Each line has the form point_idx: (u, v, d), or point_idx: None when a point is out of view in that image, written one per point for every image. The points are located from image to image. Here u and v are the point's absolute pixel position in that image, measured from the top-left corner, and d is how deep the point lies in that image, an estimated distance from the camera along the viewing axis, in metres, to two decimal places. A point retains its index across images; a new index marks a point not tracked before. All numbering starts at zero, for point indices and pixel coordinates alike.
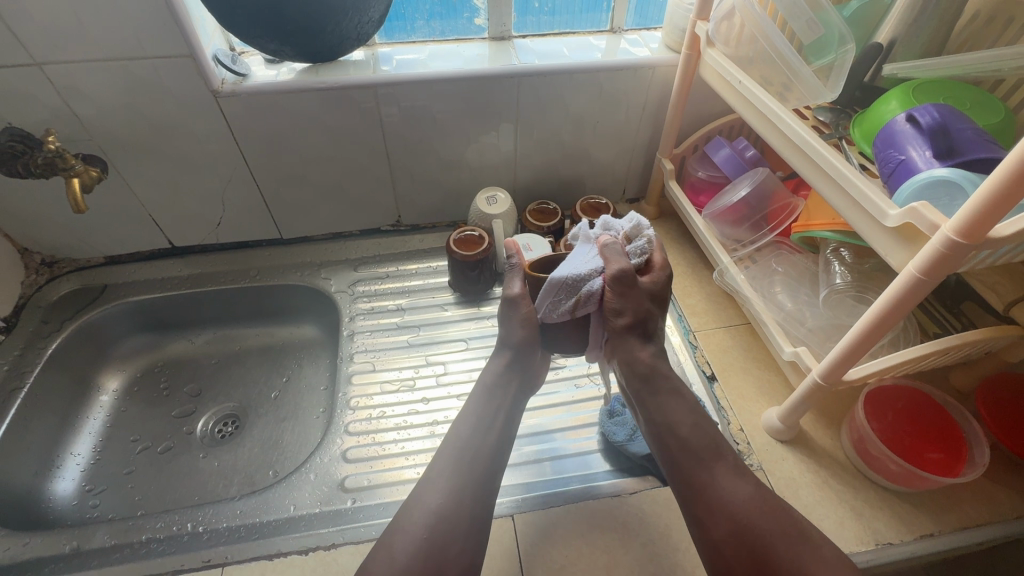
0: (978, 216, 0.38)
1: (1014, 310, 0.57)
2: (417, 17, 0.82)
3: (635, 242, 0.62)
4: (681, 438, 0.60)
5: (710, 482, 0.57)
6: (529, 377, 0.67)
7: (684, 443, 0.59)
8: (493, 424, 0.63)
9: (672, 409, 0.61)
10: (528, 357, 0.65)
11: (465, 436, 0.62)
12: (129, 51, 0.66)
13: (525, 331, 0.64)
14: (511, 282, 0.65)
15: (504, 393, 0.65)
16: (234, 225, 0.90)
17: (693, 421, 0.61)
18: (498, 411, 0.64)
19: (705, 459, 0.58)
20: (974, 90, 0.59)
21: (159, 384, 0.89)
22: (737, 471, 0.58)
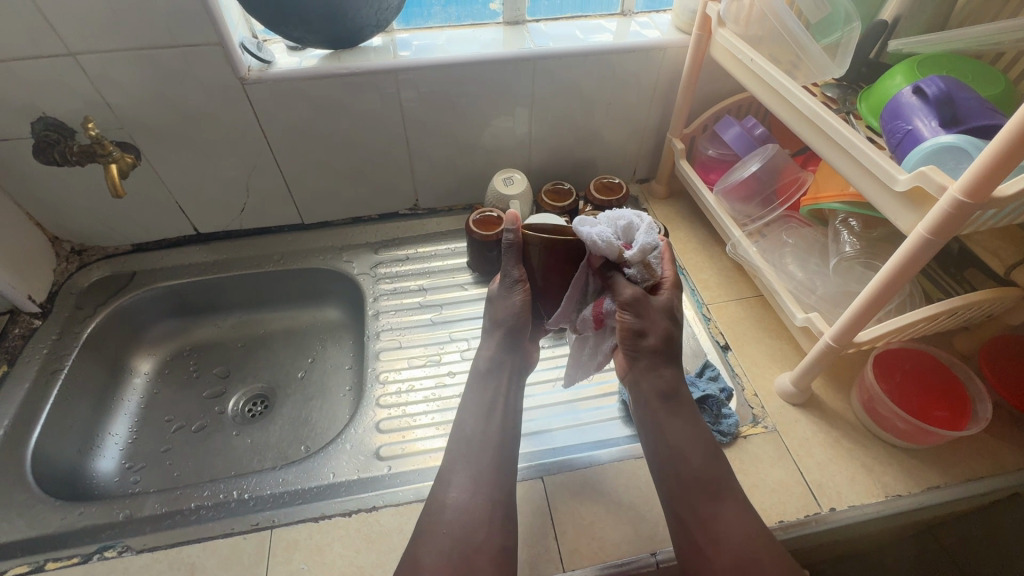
0: (980, 178, 0.41)
1: (1014, 273, 0.61)
2: (433, 2, 0.84)
3: (639, 264, 0.63)
4: (694, 468, 0.61)
5: (715, 513, 0.58)
6: (521, 357, 0.71)
7: (695, 473, 0.60)
8: (494, 405, 0.67)
9: (687, 437, 0.63)
10: (518, 339, 0.70)
11: (471, 421, 0.66)
12: (161, 39, 0.68)
13: (520, 308, 0.69)
14: (511, 266, 0.68)
15: (497, 376, 0.69)
16: (257, 210, 0.92)
17: (707, 453, 0.62)
18: (497, 394, 0.67)
19: (715, 492, 0.59)
20: (974, 64, 0.62)
21: (189, 368, 0.92)
22: (742, 509, 0.59)
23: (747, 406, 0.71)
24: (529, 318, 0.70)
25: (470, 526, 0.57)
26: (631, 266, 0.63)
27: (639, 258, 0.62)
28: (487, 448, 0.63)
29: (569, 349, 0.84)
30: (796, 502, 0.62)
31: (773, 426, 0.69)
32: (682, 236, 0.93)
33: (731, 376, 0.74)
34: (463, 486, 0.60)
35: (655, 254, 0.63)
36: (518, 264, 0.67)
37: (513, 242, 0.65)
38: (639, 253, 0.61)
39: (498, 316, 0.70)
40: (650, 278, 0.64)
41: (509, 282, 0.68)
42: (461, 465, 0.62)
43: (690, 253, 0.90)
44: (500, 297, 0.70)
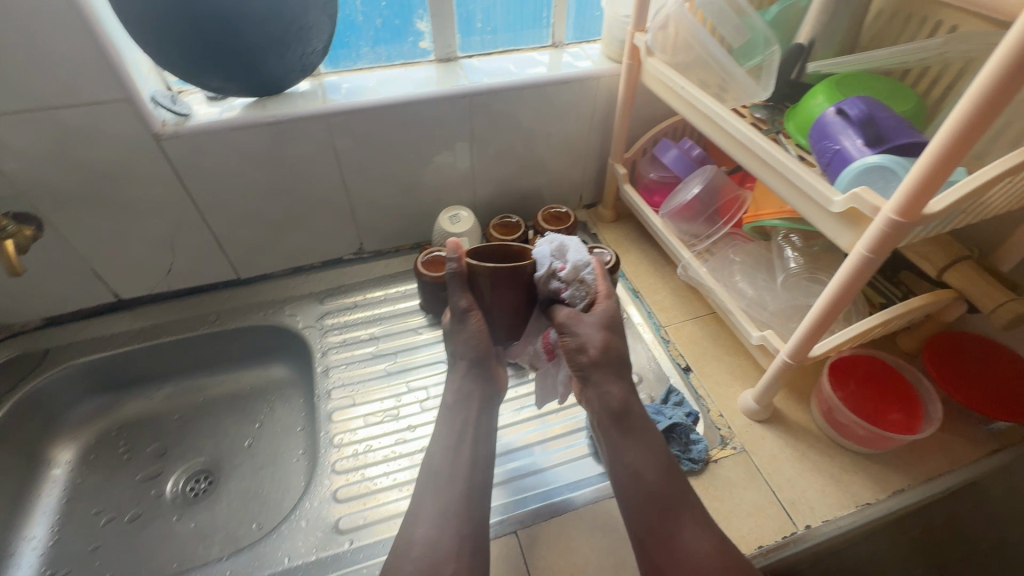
0: (915, 196, 0.42)
1: (947, 275, 0.64)
2: (361, 44, 0.81)
3: (574, 281, 0.62)
4: (651, 485, 0.58)
5: (674, 531, 0.55)
6: (491, 386, 0.67)
7: (653, 490, 0.58)
8: (463, 439, 0.63)
9: (641, 454, 0.59)
10: (485, 371, 0.67)
11: (439, 453, 0.62)
12: (58, 99, 0.62)
13: (479, 340, 0.65)
14: (457, 293, 0.64)
15: (467, 409, 0.65)
16: (186, 269, 0.86)
17: (662, 467, 0.59)
18: (469, 422, 0.64)
19: (673, 507, 0.57)
20: (886, 82, 0.65)
21: (119, 450, 0.83)
22: (701, 524, 0.56)
23: (714, 428, 0.70)
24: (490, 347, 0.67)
25: (440, 560, 0.54)
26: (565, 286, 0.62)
27: (571, 274, 0.61)
28: (456, 478, 0.60)
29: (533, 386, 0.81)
30: (772, 524, 0.61)
31: (741, 447, 0.68)
32: (633, 259, 0.93)
33: (696, 399, 0.74)
34: (433, 523, 0.56)
35: (589, 272, 0.62)
36: (465, 291, 0.64)
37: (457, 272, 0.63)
38: (569, 271, 0.61)
39: (460, 350, 0.66)
40: (586, 294, 0.62)
41: (459, 313, 0.64)
42: (430, 495, 0.59)
43: (642, 275, 0.90)
44: (456, 331, 0.66)
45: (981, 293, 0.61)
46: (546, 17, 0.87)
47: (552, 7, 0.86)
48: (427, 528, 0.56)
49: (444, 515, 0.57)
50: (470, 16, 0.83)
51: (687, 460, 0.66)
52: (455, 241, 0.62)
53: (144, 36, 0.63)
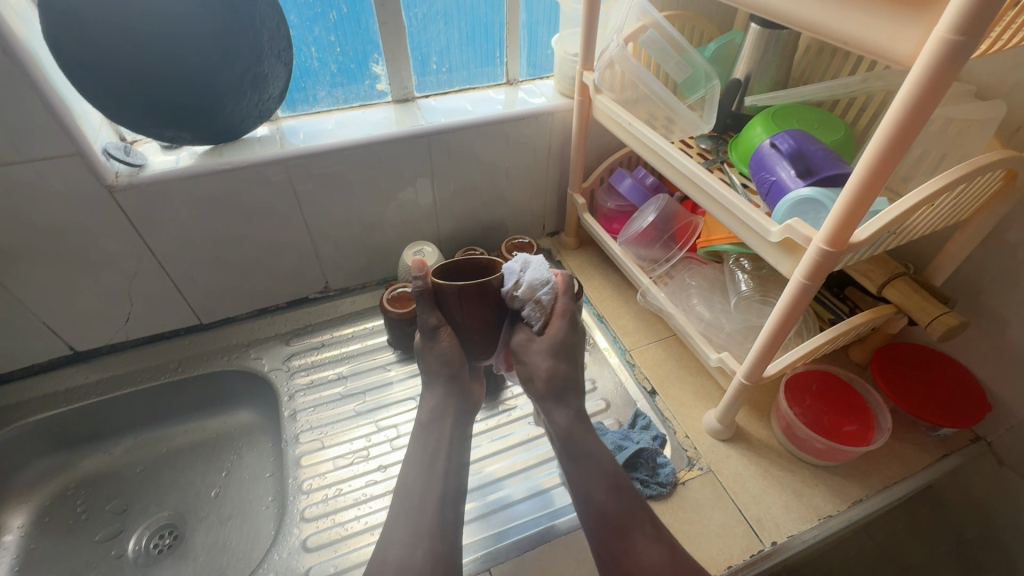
0: (837, 228, 0.45)
1: (886, 291, 0.67)
2: (318, 88, 0.82)
3: (530, 301, 0.62)
4: (601, 503, 0.58)
5: (627, 547, 0.56)
6: (466, 399, 0.67)
7: (604, 509, 0.58)
8: (436, 463, 0.62)
9: (590, 472, 0.60)
10: (459, 387, 0.66)
11: (412, 473, 0.62)
12: (5, 156, 0.62)
13: (451, 357, 0.65)
14: (427, 311, 0.63)
15: (440, 431, 0.64)
16: (145, 318, 0.84)
17: (610, 483, 0.60)
18: (441, 442, 0.63)
19: (625, 523, 0.57)
20: (818, 113, 0.69)
21: (76, 509, 0.79)
22: (654, 536, 0.57)
23: (681, 449, 0.72)
24: (463, 361, 0.66)
25: None
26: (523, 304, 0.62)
27: (527, 293, 0.62)
28: (427, 504, 0.59)
29: (504, 418, 0.82)
30: (740, 543, 0.62)
31: (708, 467, 0.70)
32: (597, 284, 0.95)
33: (662, 422, 0.75)
34: (404, 543, 0.56)
35: (547, 293, 0.62)
36: (433, 309, 0.63)
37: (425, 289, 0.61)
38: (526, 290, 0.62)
39: (431, 368, 0.66)
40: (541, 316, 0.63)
41: (429, 329, 0.64)
42: (401, 517, 0.58)
43: (606, 300, 0.92)
44: (425, 348, 0.65)
45: (917, 307, 0.64)
46: (499, 56, 0.90)
47: (505, 47, 0.89)
48: (399, 550, 0.56)
49: (414, 541, 0.56)
50: (425, 58, 0.86)
51: (655, 484, 0.67)
52: (420, 259, 0.61)
53: (94, 90, 0.63)
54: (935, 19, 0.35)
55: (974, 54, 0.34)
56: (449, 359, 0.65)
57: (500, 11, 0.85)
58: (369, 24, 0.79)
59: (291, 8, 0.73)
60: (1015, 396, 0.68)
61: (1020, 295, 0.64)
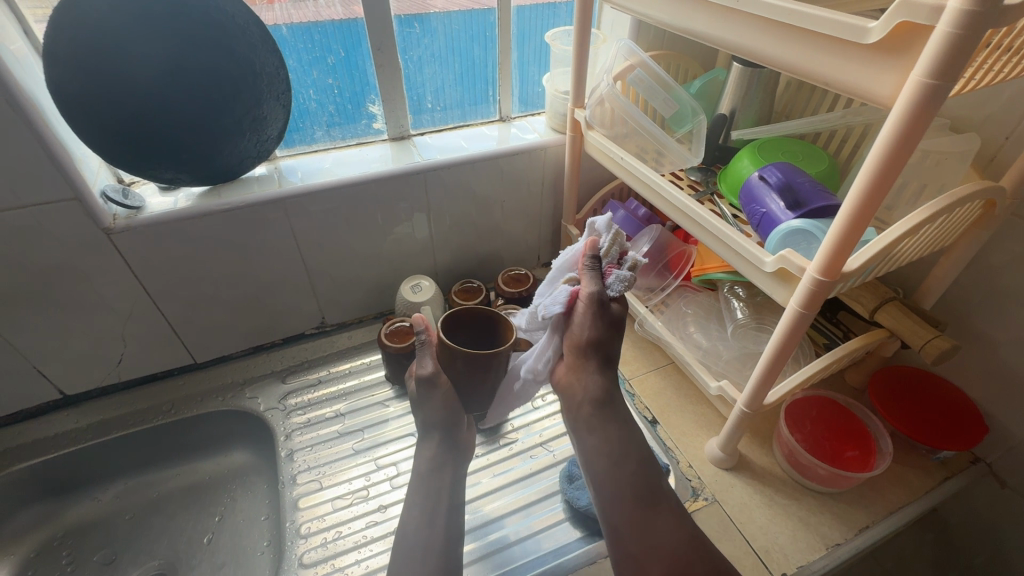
0: (832, 258, 0.46)
1: (878, 315, 0.69)
2: (315, 128, 0.84)
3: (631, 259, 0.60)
4: (628, 476, 0.58)
5: (649, 523, 0.56)
6: (461, 447, 0.68)
7: (628, 484, 0.57)
8: (440, 507, 0.63)
9: (623, 450, 0.59)
10: (454, 438, 0.67)
11: (414, 525, 0.61)
12: (3, 203, 0.62)
13: (445, 407, 0.64)
14: (423, 360, 0.65)
15: (442, 479, 0.65)
16: (138, 359, 0.83)
17: (639, 460, 0.59)
18: (442, 489, 0.64)
19: (650, 500, 0.57)
20: (802, 145, 0.72)
21: (61, 561, 0.76)
22: (676, 517, 0.56)
23: (685, 480, 0.71)
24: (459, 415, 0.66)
25: None
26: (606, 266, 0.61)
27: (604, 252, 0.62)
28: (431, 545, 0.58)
29: (505, 452, 0.81)
30: None
31: (712, 497, 0.69)
32: None
33: (665, 452, 0.75)
34: None
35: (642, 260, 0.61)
36: (430, 358, 0.64)
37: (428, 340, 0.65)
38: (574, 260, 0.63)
39: (428, 421, 0.66)
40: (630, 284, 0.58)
41: (426, 380, 0.64)
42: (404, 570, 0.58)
43: None
44: (420, 398, 0.66)
45: (910, 331, 0.66)
46: (492, 94, 0.93)
47: (497, 86, 0.92)
48: None
49: None
50: (420, 98, 0.88)
51: None
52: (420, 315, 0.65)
53: (93, 135, 0.63)
54: (913, 60, 0.38)
55: (951, 92, 0.36)
56: (444, 413, 0.65)
57: (492, 53, 0.88)
58: (365, 67, 0.81)
59: (289, 53, 0.76)
60: (1012, 417, 0.69)
61: (1009, 317, 0.66)
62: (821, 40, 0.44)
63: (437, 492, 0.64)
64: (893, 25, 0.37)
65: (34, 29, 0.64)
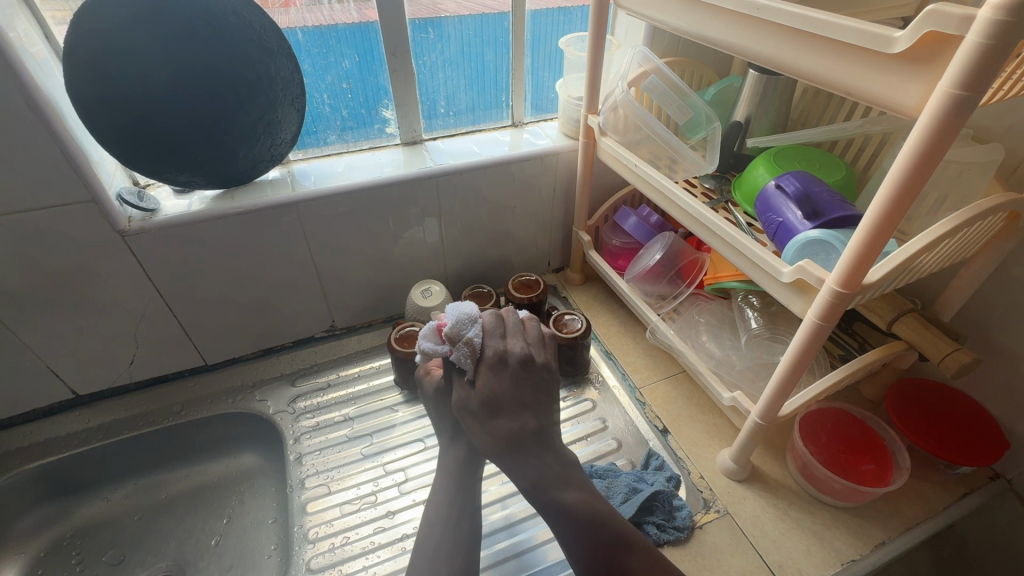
0: (851, 269, 0.45)
1: (896, 327, 0.68)
2: (329, 132, 0.84)
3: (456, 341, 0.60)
4: (586, 543, 0.55)
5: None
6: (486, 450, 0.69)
7: (590, 550, 0.55)
8: (463, 511, 0.63)
9: (575, 513, 0.56)
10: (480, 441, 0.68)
11: (435, 527, 0.62)
12: (21, 204, 0.62)
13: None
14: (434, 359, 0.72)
15: (469, 478, 0.66)
16: (150, 360, 0.83)
17: (593, 522, 0.56)
18: (466, 495, 0.64)
19: (614, 565, 0.54)
20: (818, 153, 0.71)
21: (70, 561, 0.77)
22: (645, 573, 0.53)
23: (696, 491, 0.70)
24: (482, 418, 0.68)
25: None
26: (449, 352, 0.60)
27: (454, 334, 0.60)
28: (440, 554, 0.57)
29: None
30: None
31: (724, 509, 0.68)
32: (604, 321, 0.95)
33: (676, 462, 0.74)
34: None
35: (472, 338, 0.60)
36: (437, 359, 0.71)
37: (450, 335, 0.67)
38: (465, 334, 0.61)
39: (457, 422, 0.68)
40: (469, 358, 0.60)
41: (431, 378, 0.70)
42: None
43: (614, 337, 0.92)
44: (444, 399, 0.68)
45: (928, 344, 0.64)
46: (504, 99, 0.93)
47: (509, 91, 0.92)
48: None
49: None
50: (433, 103, 0.88)
51: (673, 529, 0.65)
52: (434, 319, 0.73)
53: (110, 138, 0.64)
54: (940, 71, 0.37)
55: (979, 104, 0.36)
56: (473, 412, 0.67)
57: (505, 59, 0.88)
58: (380, 72, 0.82)
59: (305, 57, 0.76)
60: None
61: None
62: (845, 49, 0.43)
63: (459, 493, 0.65)
64: (920, 35, 0.37)
65: (55, 32, 0.65)
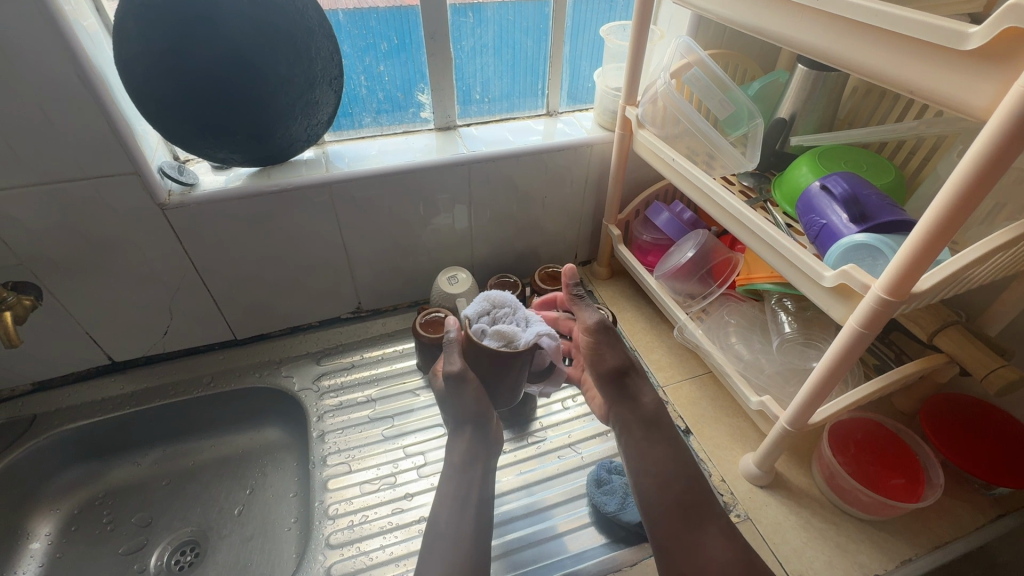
0: (900, 276, 0.44)
1: (938, 340, 0.65)
2: (364, 114, 0.84)
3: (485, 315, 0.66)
4: (681, 494, 0.62)
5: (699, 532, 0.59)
6: (490, 440, 0.70)
7: (674, 502, 0.61)
8: (466, 497, 0.64)
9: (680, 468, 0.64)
10: (484, 433, 0.68)
11: (439, 510, 0.63)
12: (67, 173, 0.64)
13: (477, 402, 0.67)
14: (450, 359, 0.67)
15: (473, 472, 0.67)
16: (182, 331, 0.85)
17: (691, 479, 0.63)
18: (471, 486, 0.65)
19: (698, 519, 0.60)
20: (864, 155, 0.69)
21: (102, 520, 0.80)
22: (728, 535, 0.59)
23: (717, 494, 0.69)
24: (488, 409, 0.68)
25: None
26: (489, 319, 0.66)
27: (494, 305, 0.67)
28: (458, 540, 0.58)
29: (532, 450, 0.81)
30: None
31: (745, 514, 0.67)
32: (629, 316, 0.94)
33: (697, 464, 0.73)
34: None
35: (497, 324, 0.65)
36: (457, 356, 0.66)
37: (456, 339, 0.68)
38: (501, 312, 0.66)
39: (459, 415, 0.67)
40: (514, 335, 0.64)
41: (453, 377, 0.65)
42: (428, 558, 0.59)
43: (639, 333, 0.91)
44: (450, 393, 0.67)
45: (972, 359, 0.62)
46: (541, 87, 0.92)
47: (546, 79, 0.91)
48: None
49: None
50: (469, 89, 0.87)
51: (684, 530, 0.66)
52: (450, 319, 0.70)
53: (155, 112, 0.65)
54: (1017, 71, 0.35)
55: None
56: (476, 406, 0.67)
57: (544, 47, 0.87)
58: (418, 55, 0.81)
59: (344, 38, 0.76)
60: None
61: None
62: (913, 44, 0.41)
63: (462, 489, 0.65)
64: (997, 32, 0.34)
65: (105, 6, 0.66)
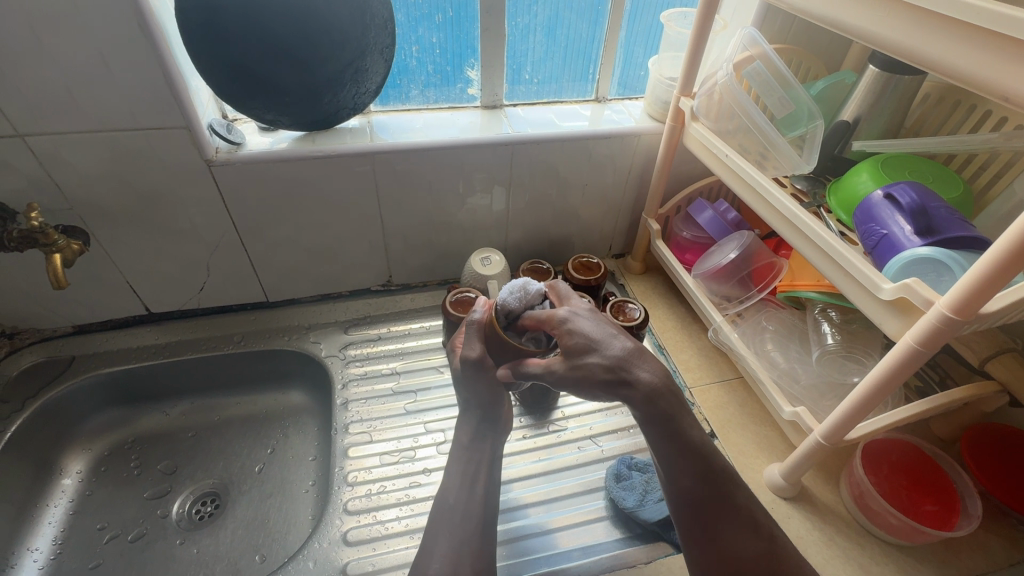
0: (969, 294, 0.41)
1: (990, 365, 0.62)
2: (411, 86, 0.84)
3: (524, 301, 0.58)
4: (691, 492, 0.55)
5: (717, 536, 0.55)
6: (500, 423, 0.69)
7: (694, 497, 0.55)
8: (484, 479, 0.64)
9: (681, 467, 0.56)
10: (494, 417, 0.68)
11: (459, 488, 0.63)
12: (121, 123, 0.65)
13: (490, 390, 0.65)
14: (471, 343, 0.63)
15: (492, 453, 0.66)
16: (217, 289, 0.87)
17: (701, 473, 0.55)
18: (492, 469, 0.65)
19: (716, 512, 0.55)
20: (930, 165, 0.65)
21: (129, 464, 0.83)
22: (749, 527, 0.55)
23: None
24: (502, 395, 0.67)
25: None
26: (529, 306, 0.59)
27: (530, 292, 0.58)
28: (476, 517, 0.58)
29: (552, 438, 0.80)
30: None
31: None
32: (660, 314, 0.92)
33: None
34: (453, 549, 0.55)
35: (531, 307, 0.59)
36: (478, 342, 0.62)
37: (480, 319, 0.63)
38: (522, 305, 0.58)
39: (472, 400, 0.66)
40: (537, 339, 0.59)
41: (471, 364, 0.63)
42: (443, 533, 0.60)
43: (669, 332, 0.89)
44: (466, 378, 0.65)
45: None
46: (592, 72, 0.89)
47: (598, 64, 0.88)
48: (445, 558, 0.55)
49: None
50: (519, 67, 0.86)
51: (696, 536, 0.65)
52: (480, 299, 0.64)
53: (209, 67, 0.65)
54: None
55: None
56: (492, 384, 0.65)
57: (599, 29, 0.84)
58: (471, 29, 0.80)
59: (400, 7, 0.75)
60: None
61: None
62: (1015, 49, 0.38)
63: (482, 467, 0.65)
64: None
65: None
